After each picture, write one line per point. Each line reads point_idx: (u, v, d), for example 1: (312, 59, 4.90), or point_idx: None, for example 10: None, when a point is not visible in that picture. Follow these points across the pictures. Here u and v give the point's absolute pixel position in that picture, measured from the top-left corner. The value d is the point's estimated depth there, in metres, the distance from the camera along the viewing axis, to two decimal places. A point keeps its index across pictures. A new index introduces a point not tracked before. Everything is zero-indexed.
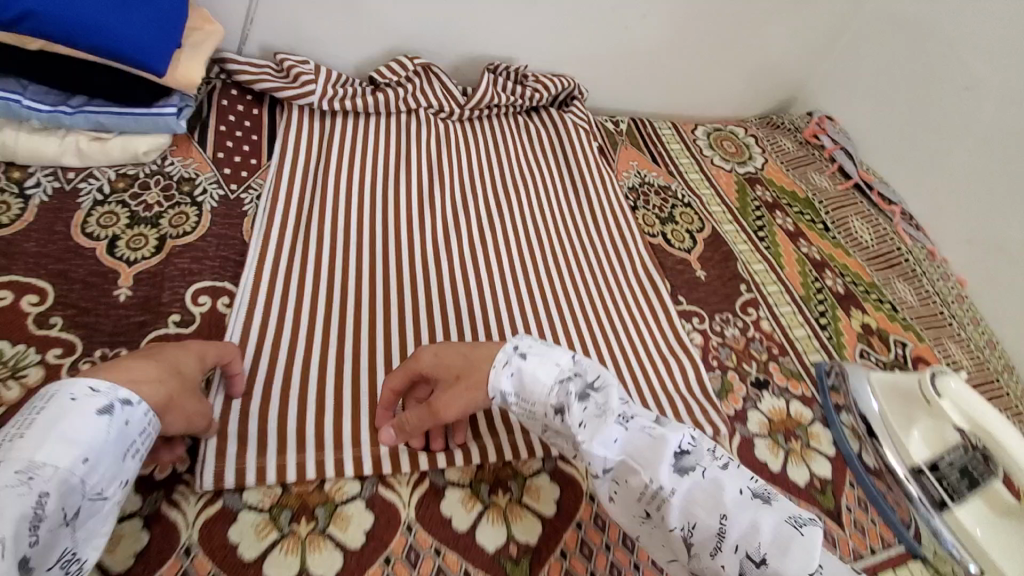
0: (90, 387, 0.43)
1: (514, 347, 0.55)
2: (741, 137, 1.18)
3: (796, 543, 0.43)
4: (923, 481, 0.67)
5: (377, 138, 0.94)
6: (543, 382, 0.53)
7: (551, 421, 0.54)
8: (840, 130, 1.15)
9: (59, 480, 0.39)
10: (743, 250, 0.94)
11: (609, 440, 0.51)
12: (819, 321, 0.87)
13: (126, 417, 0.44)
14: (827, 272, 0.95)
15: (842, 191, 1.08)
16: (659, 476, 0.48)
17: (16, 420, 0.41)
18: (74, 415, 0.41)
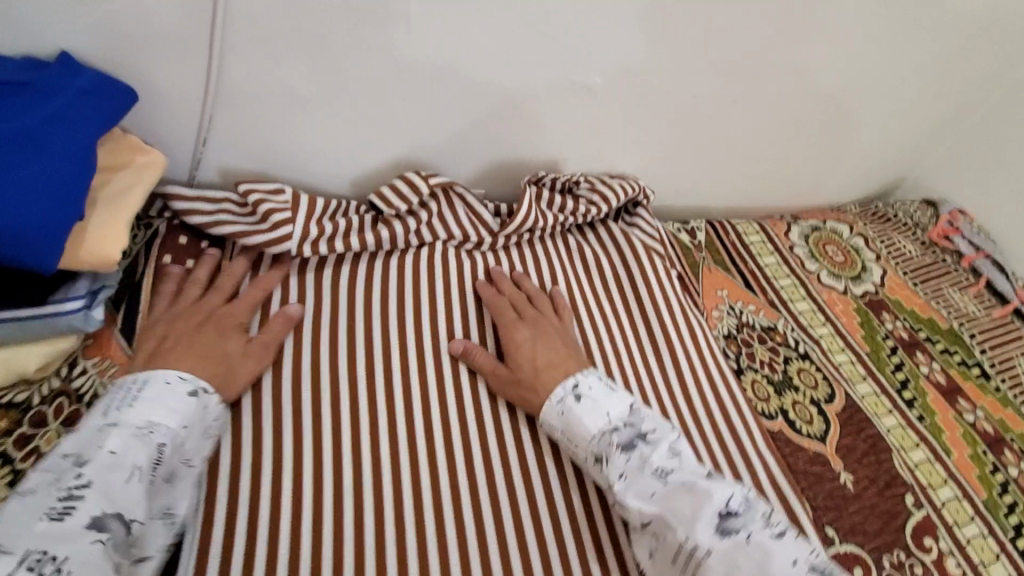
0: (180, 375, 0.52)
1: (574, 385, 0.59)
2: (847, 239, 0.92)
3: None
4: None
5: (383, 293, 0.68)
6: (589, 426, 0.57)
7: (590, 467, 0.56)
8: (978, 231, 0.91)
9: (171, 437, 0.48)
10: (891, 426, 0.69)
11: (647, 494, 0.52)
12: (1018, 547, 0.62)
13: (206, 402, 0.53)
14: (1006, 453, 0.70)
15: (997, 320, 0.83)
16: (696, 537, 0.47)
17: (121, 392, 0.50)
18: (169, 394, 0.50)
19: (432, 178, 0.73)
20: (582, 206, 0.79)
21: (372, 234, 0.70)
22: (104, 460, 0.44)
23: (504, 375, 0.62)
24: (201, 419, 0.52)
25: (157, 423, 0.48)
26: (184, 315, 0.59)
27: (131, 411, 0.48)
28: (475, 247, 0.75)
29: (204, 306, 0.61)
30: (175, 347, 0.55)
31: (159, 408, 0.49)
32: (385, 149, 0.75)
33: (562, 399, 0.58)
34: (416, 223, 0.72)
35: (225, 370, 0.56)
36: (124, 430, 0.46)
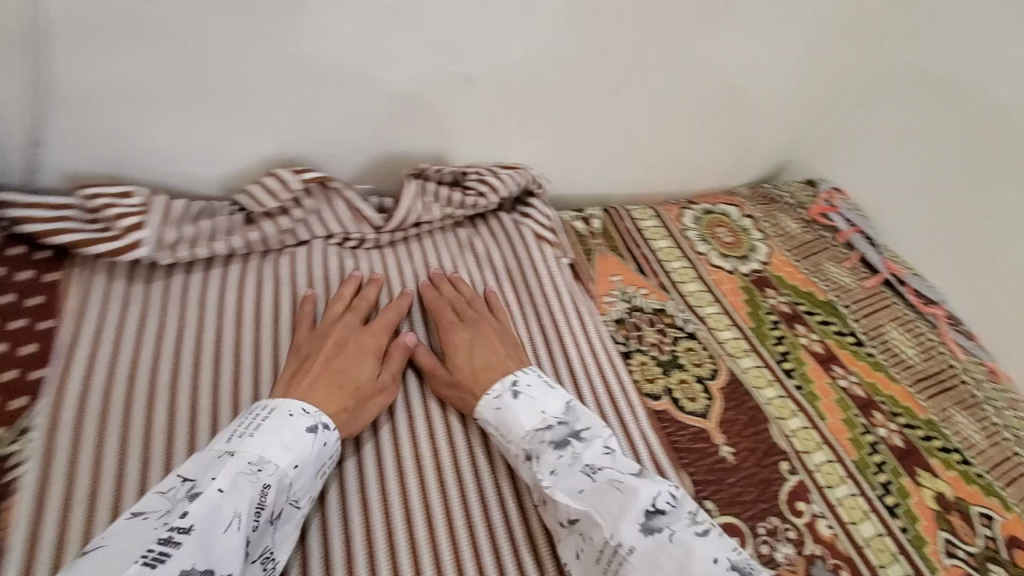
0: (302, 408, 0.54)
1: (513, 382, 0.60)
2: (737, 220, 0.96)
3: None
4: None
5: (248, 297, 0.64)
6: (523, 424, 0.58)
7: (520, 464, 0.57)
8: (852, 207, 0.97)
9: (278, 476, 0.49)
10: (771, 398, 0.72)
11: (574, 492, 0.52)
12: (885, 503, 0.65)
13: (325, 439, 0.53)
14: (877, 415, 0.73)
15: (869, 290, 0.87)
16: (619, 535, 0.48)
17: (242, 423, 0.51)
18: (290, 429, 0.52)
19: (303, 172, 0.68)
20: (470, 197, 0.78)
21: (240, 237, 0.66)
22: (210, 498, 0.44)
23: (445, 377, 0.62)
24: (317, 457, 0.53)
25: (266, 460, 0.49)
26: (321, 337, 0.61)
27: (250, 443, 0.49)
28: (357, 244, 0.72)
29: (341, 329, 0.62)
30: (310, 372, 0.57)
31: (274, 446, 0.50)
32: (255, 146, 0.70)
33: (500, 396, 0.59)
34: (290, 222, 0.68)
35: (356, 404, 0.58)
36: (237, 462, 0.47)
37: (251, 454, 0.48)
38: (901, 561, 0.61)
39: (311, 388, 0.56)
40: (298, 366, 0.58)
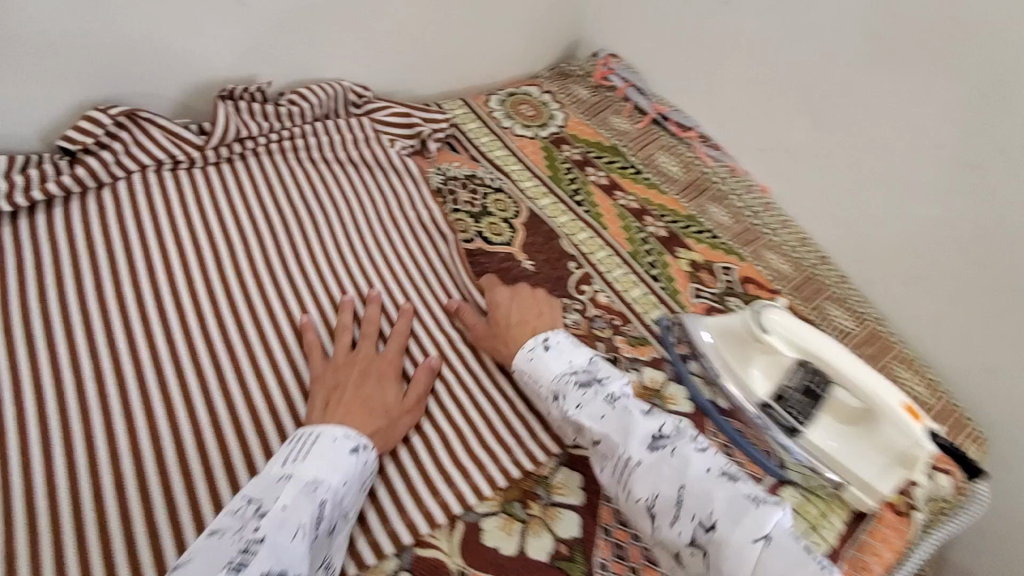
0: (344, 432, 0.57)
1: (544, 338, 0.69)
2: (536, 97, 1.12)
3: (749, 514, 0.54)
4: (773, 413, 0.68)
5: (88, 225, 0.73)
6: (552, 369, 0.67)
7: (550, 405, 0.66)
8: (625, 67, 1.14)
9: (331, 492, 0.53)
10: (565, 222, 0.91)
11: (597, 417, 0.62)
12: (651, 274, 0.87)
13: (365, 458, 0.57)
14: (648, 218, 0.95)
15: (641, 129, 1.07)
16: (630, 450, 0.59)
17: (296, 446, 0.56)
18: (335, 453, 0.55)
19: (112, 109, 0.76)
20: (284, 108, 0.87)
21: (69, 176, 0.73)
22: (275, 516, 0.49)
23: (484, 331, 0.73)
24: (358, 475, 0.57)
25: (320, 480, 0.53)
26: (343, 367, 0.66)
27: (303, 466, 0.54)
28: (187, 166, 0.81)
29: (363, 356, 0.68)
30: (343, 401, 0.62)
31: (326, 466, 0.54)
32: (62, 98, 0.75)
33: (533, 350, 0.68)
34: (112, 155, 0.76)
35: (386, 424, 0.62)
36: (296, 484, 0.52)
37: (307, 477, 0.53)
38: (660, 307, 0.83)
39: (350, 419, 0.60)
40: (330, 399, 0.62)
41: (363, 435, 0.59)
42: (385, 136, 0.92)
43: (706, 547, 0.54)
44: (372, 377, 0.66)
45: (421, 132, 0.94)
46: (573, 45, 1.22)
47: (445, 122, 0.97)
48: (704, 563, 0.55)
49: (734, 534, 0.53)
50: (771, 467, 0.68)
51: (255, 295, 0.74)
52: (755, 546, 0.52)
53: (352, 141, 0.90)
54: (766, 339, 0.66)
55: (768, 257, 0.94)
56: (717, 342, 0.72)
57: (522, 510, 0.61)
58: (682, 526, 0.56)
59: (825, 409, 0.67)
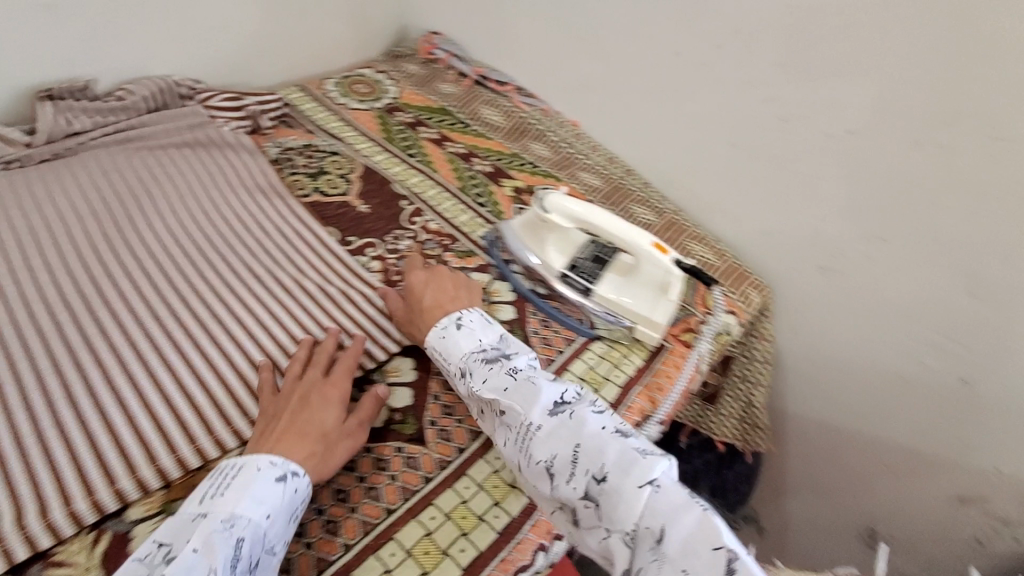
0: (270, 460, 0.56)
1: (458, 318, 0.71)
2: (371, 77, 1.23)
3: (636, 465, 0.54)
4: (570, 282, 0.81)
5: None
6: (464, 348, 0.69)
7: (456, 380, 0.68)
8: (445, 40, 1.27)
9: (251, 528, 0.51)
10: (398, 171, 1.02)
11: (501, 390, 0.63)
12: (478, 202, 0.99)
13: (295, 485, 0.55)
14: (475, 159, 1.08)
15: (465, 90, 1.21)
16: (531, 415, 0.60)
17: (216, 483, 0.55)
18: (259, 483, 0.54)
19: None
20: (113, 102, 0.94)
21: None
22: (185, 558, 0.48)
23: (405, 311, 0.75)
24: (289, 504, 0.54)
25: (238, 515, 0.51)
26: (286, 395, 0.64)
27: (220, 502, 0.52)
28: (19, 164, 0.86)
29: (309, 381, 0.65)
30: (281, 424, 0.60)
31: (245, 501, 0.52)
32: None
33: (446, 330, 0.70)
34: None
35: (325, 446, 0.60)
36: (209, 522, 0.51)
37: (222, 513, 0.51)
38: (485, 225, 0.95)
39: (283, 443, 0.58)
40: (267, 425, 0.61)
41: (296, 458, 0.57)
42: (219, 118, 1.01)
43: (598, 499, 0.55)
44: (312, 399, 0.64)
45: (251, 110, 1.03)
46: (400, 30, 1.35)
47: (276, 102, 1.07)
48: (597, 514, 0.55)
49: (621, 482, 0.54)
50: (581, 329, 0.80)
51: (96, 262, 0.78)
52: (641, 491, 0.53)
53: (185, 128, 0.98)
54: (553, 219, 0.79)
55: (583, 176, 1.08)
56: (522, 237, 0.85)
57: (358, 392, 0.71)
58: (576, 482, 0.57)
59: (610, 271, 0.81)
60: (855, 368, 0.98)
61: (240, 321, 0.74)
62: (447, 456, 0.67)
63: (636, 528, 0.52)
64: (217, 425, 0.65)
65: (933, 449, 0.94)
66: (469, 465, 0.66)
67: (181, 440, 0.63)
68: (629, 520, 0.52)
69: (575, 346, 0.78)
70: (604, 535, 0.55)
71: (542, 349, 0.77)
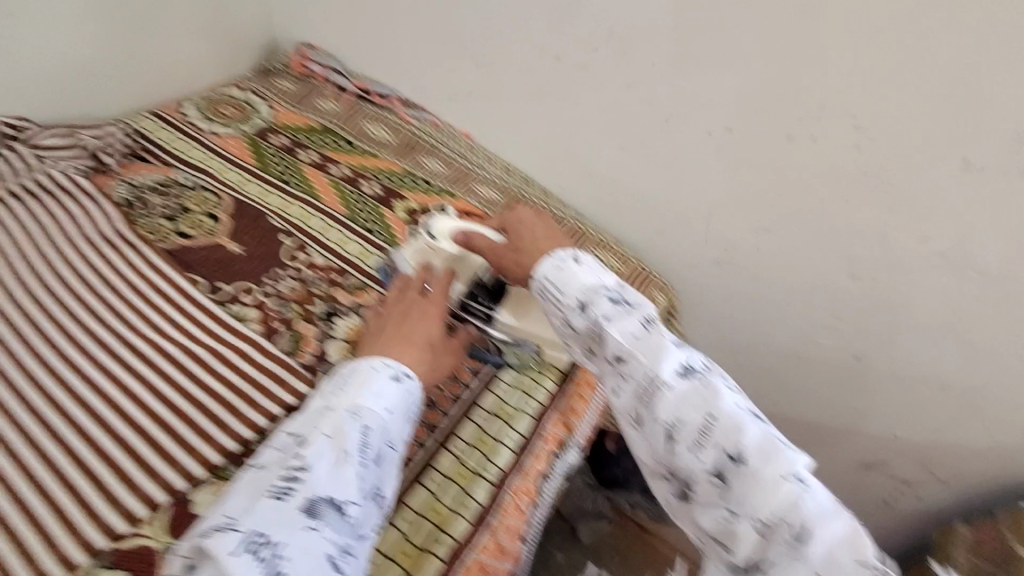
0: (383, 362, 0.54)
1: (575, 255, 0.62)
2: (238, 97, 1.12)
3: (778, 455, 0.48)
4: (474, 309, 0.71)
5: None
6: (589, 278, 0.59)
7: (571, 317, 0.58)
8: (320, 53, 1.18)
9: (375, 420, 0.50)
10: (274, 202, 0.92)
11: (627, 334, 0.54)
12: (368, 228, 0.92)
13: (408, 387, 0.54)
14: (362, 181, 1.00)
15: (346, 106, 1.12)
16: (663, 372, 0.52)
17: (333, 383, 0.53)
18: (375, 381, 0.52)
19: None
20: None
21: None
22: (315, 444, 0.47)
23: (504, 252, 0.67)
24: (406, 403, 0.53)
25: (361, 407, 0.50)
26: (385, 314, 0.63)
27: (339, 397, 0.50)
28: None
29: (405, 298, 0.65)
30: (386, 336, 0.59)
31: (366, 394, 0.51)
32: None
33: (563, 261, 0.61)
34: None
35: (429, 358, 0.59)
36: (334, 412, 0.49)
37: (345, 405, 0.50)
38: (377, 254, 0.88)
39: (395, 348, 0.57)
40: (370, 337, 0.59)
41: (405, 366, 0.55)
42: (47, 160, 0.86)
43: (730, 479, 0.49)
44: (411, 316, 0.62)
45: (88, 146, 0.89)
46: (269, 43, 1.24)
47: (120, 134, 0.94)
48: (723, 494, 0.49)
49: (761, 468, 0.48)
50: (490, 357, 0.75)
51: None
52: (787, 486, 0.47)
53: (9, 172, 0.83)
54: (444, 245, 0.74)
55: (480, 189, 1.04)
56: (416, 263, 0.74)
57: (234, 467, 0.62)
58: (705, 455, 0.49)
59: (511, 295, 0.72)
60: (759, 355, 1.01)
61: (86, 404, 0.64)
62: None
63: (772, 518, 0.47)
64: (54, 536, 0.54)
65: (833, 421, 0.98)
66: (374, 534, 0.57)
67: (11, 562, 0.52)
68: (767, 509, 0.47)
69: (482, 377, 0.74)
70: (724, 516, 0.49)
71: (446, 386, 0.71)
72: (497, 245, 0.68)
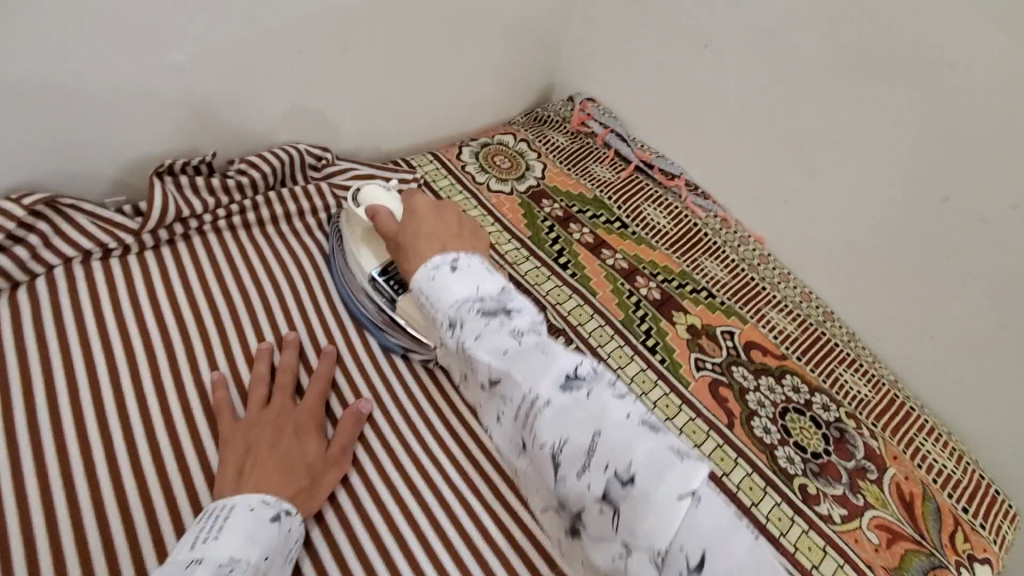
0: (261, 499, 0.51)
1: (454, 259, 0.56)
2: (512, 147, 1.05)
3: (673, 469, 0.39)
4: (378, 288, 0.72)
5: (16, 337, 0.62)
6: (455, 294, 0.53)
7: (446, 337, 0.52)
8: (603, 111, 1.08)
9: (251, 569, 0.46)
10: (549, 289, 0.83)
11: (499, 351, 0.48)
12: (647, 345, 0.79)
13: (288, 526, 0.52)
14: (639, 279, 0.87)
15: (624, 179, 1.01)
16: (539, 387, 0.45)
17: (202, 529, 0.48)
18: (254, 522, 0.49)
19: (27, 195, 0.65)
20: (232, 180, 0.78)
21: None
22: None
23: (395, 239, 0.65)
24: (285, 545, 0.51)
25: (238, 558, 0.45)
26: (256, 426, 0.59)
27: (218, 545, 0.46)
28: (121, 254, 0.71)
29: (278, 411, 0.61)
30: (259, 462, 0.55)
31: (244, 542, 0.47)
32: None
33: (437, 268, 0.56)
34: (26, 248, 0.65)
35: (310, 483, 0.57)
36: (206, 569, 0.43)
37: (220, 555, 0.45)
38: (660, 385, 0.75)
39: (265, 481, 0.54)
40: (240, 467, 0.55)
41: (269, 493, 0.53)
42: (348, 203, 0.85)
43: (618, 504, 0.40)
44: (279, 424, 0.60)
45: None
46: (546, 89, 1.16)
47: (412, 182, 0.91)
48: (614, 525, 0.40)
49: (654, 486, 0.39)
50: None
51: (197, 398, 0.63)
52: (681, 504, 0.38)
53: (310, 209, 0.83)
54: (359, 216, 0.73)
55: (772, 316, 0.86)
56: (350, 236, 0.76)
57: None
58: (591, 478, 0.41)
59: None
60: None
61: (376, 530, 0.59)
62: None
63: (667, 550, 0.38)
64: None
65: None
66: None
67: None
68: (661, 539, 0.38)
69: None
70: (618, 553, 0.40)
71: None
72: (393, 231, 0.65)
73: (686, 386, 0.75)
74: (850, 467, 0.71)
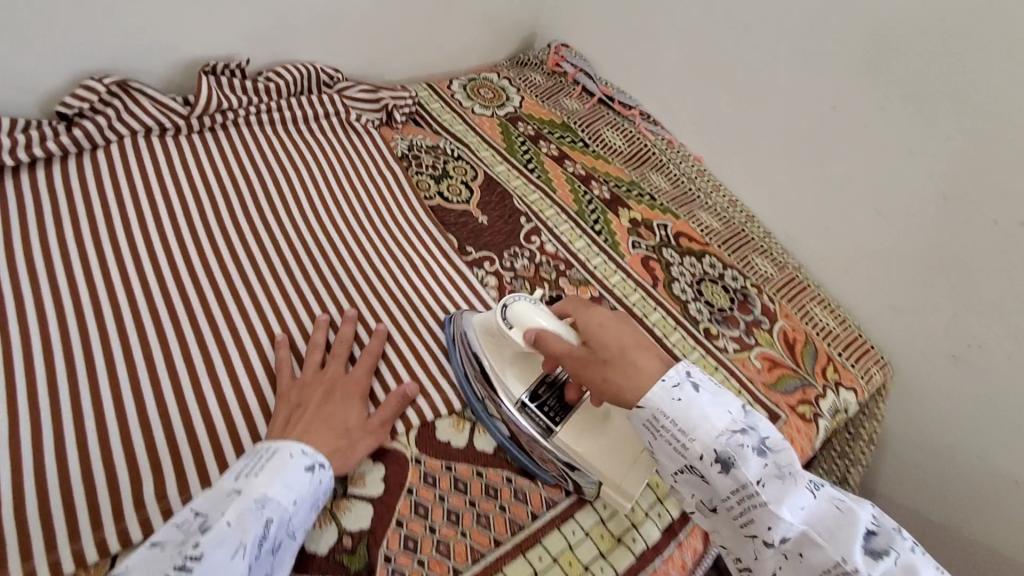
0: (301, 450, 0.56)
1: (688, 373, 0.54)
2: (496, 82, 1.23)
3: None
4: (530, 413, 0.68)
5: (97, 180, 0.81)
6: (712, 423, 0.51)
7: (698, 465, 0.51)
8: (575, 54, 1.26)
9: (279, 511, 0.52)
10: (517, 185, 1.02)
11: (797, 510, 0.50)
12: (594, 228, 0.98)
13: (320, 477, 0.56)
14: (593, 183, 1.06)
15: (589, 109, 1.20)
16: (855, 560, 0.48)
17: (252, 462, 0.55)
18: (291, 470, 0.54)
19: (106, 78, 0.84)
20: (262, 85, 0.96)
21: (66, 135, 0.81)
22: (218, 531, 0.48)
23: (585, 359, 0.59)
24: (314, 492, 0.55)
25: (269, 498, 0.52)
26: (310, 384, 0.66)
27: (255, 482, 0.52)
28: (173, 133, 0.89)
29: (332, 374, 0.68)
30: (307, 419, 0.61)
31: (276, 485, 0.53)
32: (58, 70, 0.83)
33: (679, 387, 0.53)
34: (105, 119, 0.84)
35: (347, 442, 0.61)
36: (243, 500, 0.51)
37: (257, 492, 0.52)
38: (601, 255, 0.94)
39: (310, 436, 0.59)
40: (296, 415, 0.62)
41: (308, 446, 0.58)
42: (354, 111, 1.03)
43: None
44: (329, 392, 0.65)
45: (385, 104, 1.06)
46: (529, 37, 1.34)
47: (409, 99, 1.09)
48: None
49: None
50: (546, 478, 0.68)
51: (241, 266, 0.79)
52: None
53: (322, 113, 1.01)
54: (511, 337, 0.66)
55: (702, 216, 1.05)
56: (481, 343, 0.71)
57: (473, 413, 0.72)
58: None
59: (581, 407, 0.68)
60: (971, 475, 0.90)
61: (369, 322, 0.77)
62: (555, 495, 0.68)
63: None
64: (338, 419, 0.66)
65: None
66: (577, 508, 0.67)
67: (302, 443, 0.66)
68: None
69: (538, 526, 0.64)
70: None
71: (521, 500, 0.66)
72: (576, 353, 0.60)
73: (622, 258, 0.94)
74: (747, 318, 0.89)
